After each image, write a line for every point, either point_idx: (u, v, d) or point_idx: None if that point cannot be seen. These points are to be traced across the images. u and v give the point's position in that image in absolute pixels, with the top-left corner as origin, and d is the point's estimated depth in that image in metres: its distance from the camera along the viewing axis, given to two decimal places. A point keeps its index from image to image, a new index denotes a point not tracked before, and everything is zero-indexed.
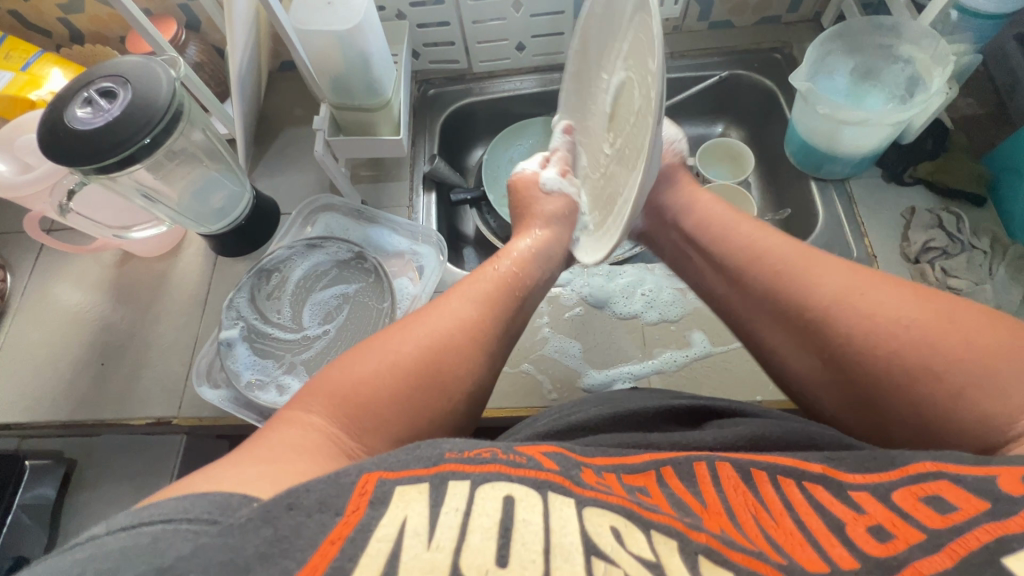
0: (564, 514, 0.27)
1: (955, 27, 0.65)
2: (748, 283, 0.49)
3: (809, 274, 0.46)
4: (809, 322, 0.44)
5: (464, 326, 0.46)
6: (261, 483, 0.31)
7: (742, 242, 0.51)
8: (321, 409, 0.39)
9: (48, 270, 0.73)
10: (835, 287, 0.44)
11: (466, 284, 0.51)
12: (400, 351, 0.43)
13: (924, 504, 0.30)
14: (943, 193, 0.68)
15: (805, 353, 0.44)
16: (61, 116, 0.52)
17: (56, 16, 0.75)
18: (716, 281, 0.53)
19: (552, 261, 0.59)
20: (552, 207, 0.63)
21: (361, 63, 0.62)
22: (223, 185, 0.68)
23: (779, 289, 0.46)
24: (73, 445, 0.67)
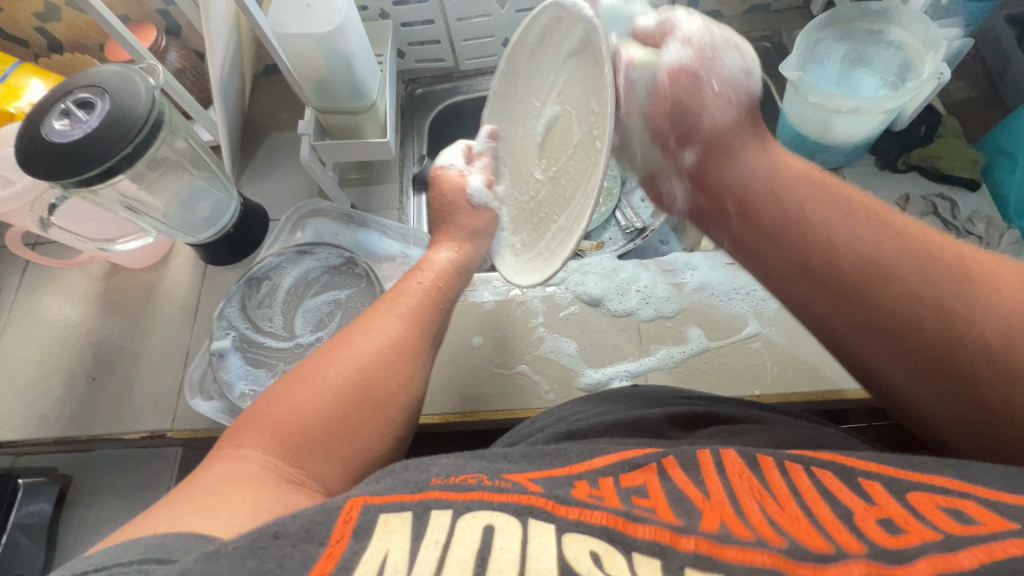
0: (542, 541, 0.26)
1: (946, 12, 0.65)
2: (871, 313, 0.37)
3: (959, 300, 0.35)
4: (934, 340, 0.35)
5: (390, 343, 0.45)
6: (202, 519, 0.30)
7: (853, 253, 0.38)
8: (257, 441, 0.37)
9: (36, 284, 0.72)
10: (990, 319, 0.34)
11: (388, 301, 0.50)
12: (326, 376, 0.41)
13: (945, 512, 0.28)
14: (936, 178, 0.67)
15: (943, 393, 0.36)
16: (38, 130, 0.51)
17: (33, 25, 0.74)
18: (808, 295, 0.41)
19: (470, 274, 0.58)
20: (472, 219, 0.60)
21: (345, 66, 0.61)
22: (209, 193, 0.67)
23: (883, 296, 0.37)
24: (67, 461, 0.66)
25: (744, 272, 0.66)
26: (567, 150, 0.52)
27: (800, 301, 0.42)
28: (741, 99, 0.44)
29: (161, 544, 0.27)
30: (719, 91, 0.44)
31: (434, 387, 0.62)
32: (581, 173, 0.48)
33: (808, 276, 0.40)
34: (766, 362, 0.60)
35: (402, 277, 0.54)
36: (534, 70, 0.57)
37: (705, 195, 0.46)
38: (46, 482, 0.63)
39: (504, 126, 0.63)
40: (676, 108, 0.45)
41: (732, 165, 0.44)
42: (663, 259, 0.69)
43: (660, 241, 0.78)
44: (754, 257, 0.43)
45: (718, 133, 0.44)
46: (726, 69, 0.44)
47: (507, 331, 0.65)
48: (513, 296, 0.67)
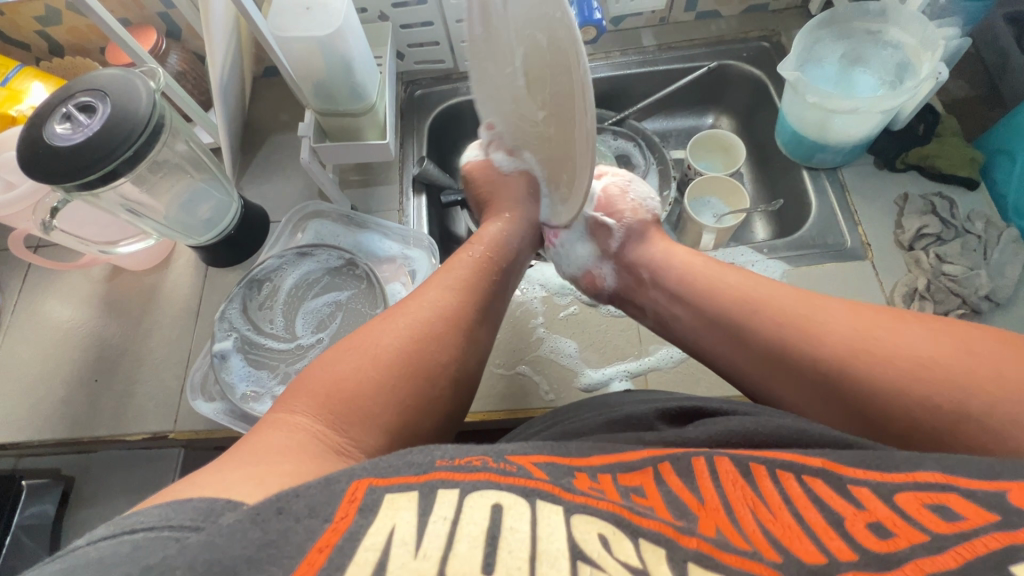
0: (551, 522, 0.26)
1: (944, 11, 0.66)
2: (754, 346, 0.47)
3: (809, 322, 0.45)
4: (821, 374, 0.43)
5: (442, 314, 0.48)
6: (250, 487, 0.30)
7: (730, 300, 0.50)
8: (306, 407, 0.38)
9: (39, 287, 0.72)
10: (836, 333, 0.44)
11: (442, 274, 0.53)
12: (382, 344, 0.43)
13: (929, 510, 0.30)
14: (934, 177, 0.68)
15: (832, 413, 0.43)
16: (40, 134, 0.51)
17: (34, 29, 0.74)
18: (712, 343, 0.51)
19: (520, 242, 0.61)
20: (513, 187, 0.63)
21: (344, 70, 0.61)
22: (209, 195, 0.67)
23: (765, 342, 0.47)
24: (71, 462, 0.66)
25: None
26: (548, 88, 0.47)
27: (709, 350, 0.52)
28: (649, 210, 0.65)
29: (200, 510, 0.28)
30: (633, 200, 0.65)
31: None
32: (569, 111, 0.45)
33: (707, 323, 0.52)
34: None
35: (456, 252, 0.57)
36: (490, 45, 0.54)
37: (629, 270, 0.61)
38: (48, 486, 0.63)
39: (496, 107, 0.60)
40: (608, 207, 0.64)
41: (642, 245, 0.61)
42: None
43: None
44: (682, 321, 0.54)
45: (638, 224, 0.63)
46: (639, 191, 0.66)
47: (508, 330, 0.65)
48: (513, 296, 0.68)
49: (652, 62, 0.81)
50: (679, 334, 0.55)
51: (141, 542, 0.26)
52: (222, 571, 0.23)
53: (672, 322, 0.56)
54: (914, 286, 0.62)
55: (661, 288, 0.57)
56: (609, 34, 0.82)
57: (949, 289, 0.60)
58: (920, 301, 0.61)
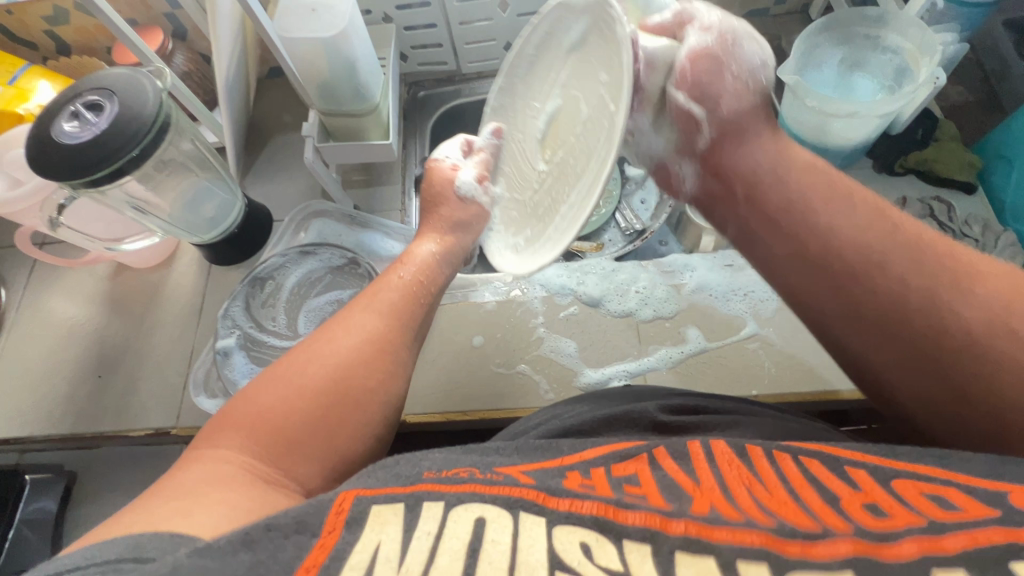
0: (533, 534, 0.27)
1: (943, 17, 0.66)
2: (869, 296, 0.38)
3: (954, 289, 0.36)
4: (943, 350, 0.36)
5: (370, 339, 0.45)
6: (179, 519, 0.30)
7: (856, 241, 0.39)
8: (232, 440, 0.37)
9: (43, 283, 0.73)
10: (986, 312, 0.35)
11: (366, 296, 0.49)
12: (304, 375, 0.41)
13: (927, 498, 0.30)
14: (932, 182, 0.68)
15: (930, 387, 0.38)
16: (48, 131, 0.52)
17: (42, 28, 0.75)
18: (806, 280, 0.42)
19: (454, 268, 0.58)
20: (456, 212, 0.59)
21: (348, 70, 0.62)
22: (213, 194, 0.68)
23: (883, 297, 0.38)
24: (74, 458, 0.67)
25: (742, 274, 0.66)
26: (572, 138, 0.51)
27: (799, 281, 0.42)
28: (758, 87, 0.44)
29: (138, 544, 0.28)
30: (736, 76, 0.44)
31: (433, 386, 0.63)
32: (591, 148, 0.47)
33: (804, 259, 0.41)
34: (763, 363, 0.61)
35: (385, 270, 0.53)
36: (538, 76, 0.59)
37: (711, 176, 0.47)
38: (51, 480, 0.64)
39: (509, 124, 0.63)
40: (699, 91, 0.43)
41: (741, 150, 0.45)
42: (661, 260, 0.70)
43: (658, 242, 0.78)
44: (766, 252, 0.44)
45: (735, 116, 0.44)
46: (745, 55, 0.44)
47: (508, 330, 0.66)
48: (514, 296, 0.68)
49: None
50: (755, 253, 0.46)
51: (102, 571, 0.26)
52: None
53: (755, 245, 0.45)
54: None
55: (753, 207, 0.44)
56: None
57: None
58: None
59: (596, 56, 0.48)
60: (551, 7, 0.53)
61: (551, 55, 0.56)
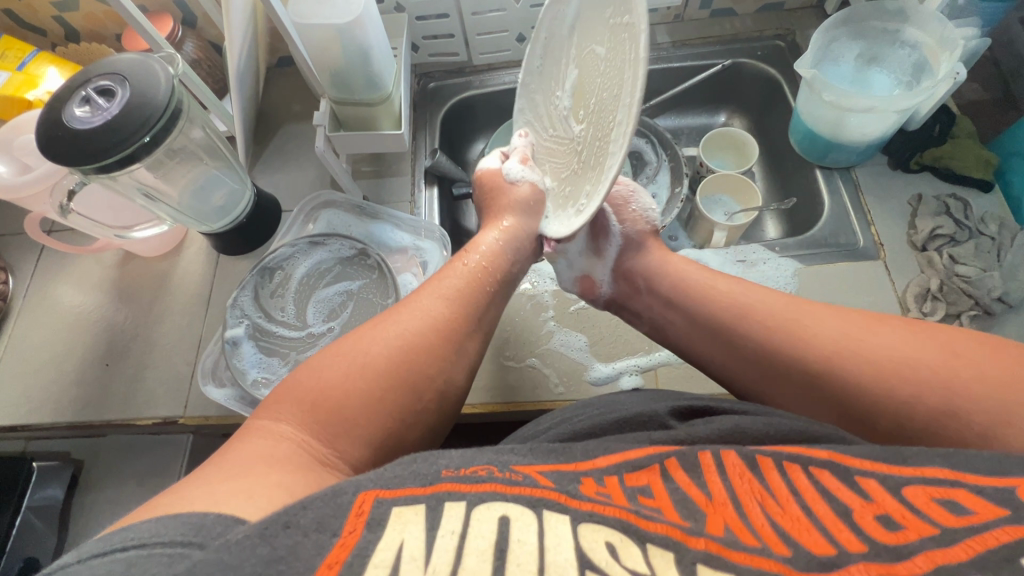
0: (558, 532, 0.27)
1: (963, 12, 0.65)
2: (753, 356, 0.47)
3: (796, 327, 0.46)
4: (814, 377, 0.44)
5: (435, 323, 0.46)
6: (240, 501, 0.30)
7: (718, 302, 0.51)
8: (292, 416, 0.38)
9: (51, 271, 0.72)
10: (825, 338, 0.44)
11: (434, 281, 0.51)
12: (369, 353, 0.42)
13: (938, 504, 0.30)
14: (949, 179, 0.67)
15: (821, 413, 0.44)
16: (58, 116, 0.52)
17: (51, 14, 0.74)
18: (714, 354, 0.51)
19: (520, 253, 0.58)
20: (522, 195, 0.60)
21: (362, 58, 0.61)
22: (223, 183, 0.67)
23: (751, 344, 0.47)
24: (80, 445, 0.66)
25: (754, 270, 0.66)
26: (598, 87, 0.48)
27: (704, 355, 0.52)
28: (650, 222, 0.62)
29: (160, 531, 0.27)
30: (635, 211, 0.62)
31: None
32: (618, 71, 0.44)
33: (704, 327, 0.51)
34: None
35: (452, 258, 0.55)
36: (548, 71, 0.59)
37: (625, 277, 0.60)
38: (57, 468, 0.63)
39: (536, 124, 0.62)
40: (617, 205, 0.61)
41: (639, 255, 0.59)
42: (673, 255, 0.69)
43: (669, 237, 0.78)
44: (672, 322, 0.55)
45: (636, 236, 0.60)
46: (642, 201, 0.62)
47: (519, 323, 0.65)
48: (524, 289, 0.68)
49: (666, 60, 0.81)
50: (671, 340, 0.56)
51: (134, 560, 0.26)
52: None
53: (668, 331, 0.55)
54: (926, 286, 0.62)
55: (655, 296, 0.56)
56: None
57: (961, 290, 0.60)
58: (933, 302, 0.61)
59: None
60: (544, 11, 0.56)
61: (556, 45, 0.57)
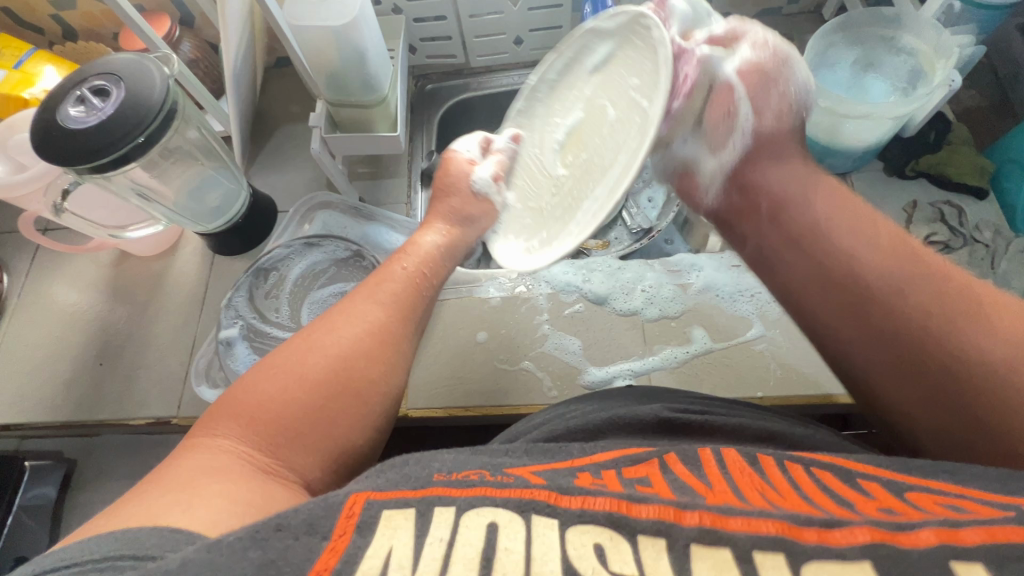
0: (546, 539, 0.26)
1: (959, 19, 0.65)
2: (900, 336, 0.38)
3: (908, 264, 0.40)
4: (892, 313, 0.39)
5: (370, 330, 0.45)
6: (180, 513, 0.30)
7: (813, 217, 0.45)
8: (231, 430, 0.37)
9: (46, 269, 0.72)
10: (936, 291, 0.38)
11: (370, 286, 0.49)
12: (307, 365, 0.41)
13: (943, 505, 0.28)
14: (945, 186, 0.68)
15: (885, 354, 0.39)
16: (54, 115, 0.52)
17: (49, 12, 0.74)
18: (793, 264, 0.46)
19: (456, 260, 0.58)
20: (466, 204, 0.59)
21: (357, 60, 0.61)
22: (219, 183, 0.67)
23: (843, 260, 0.42)
24: (73, 444, 0.66)
25: (749, 275, 0.66)
26: (597, 138, 0.54)
27: (780, 263, 0.47)
28: (798, 110, 0.49)
29: (136, 540, 0.27)
30: (780, 94, 0.48)
31: (436, 381, 0.63)
32: (617, 146, 0.50)
33: (790, 236, 0.46)
34: (769, 364, 0.61)
35: (388, 260, 0.53)
36: (563, 93, 0.61)
37: (743, 193, 0.50)
38: (50, 467, 0.63)
39: (529, 133, 0.63)
40: (754, 102, 0.48)
41: (774, 167, 0.48)
42: (669, 259, 0.69)
43: (664, 241, 0.78)
44: (754, 236, 0.49)
45: (773, 134, 0.49)
46: (794, 75, 0.48)
47: (513, 326, 0.65)
48: (519, 292, 0.67)
49: None
50: (776, 281, 0.48)
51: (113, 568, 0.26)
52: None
53: (776, 269, 0.47)
54: None
55: (776, 229, 0.47)
56: None
57: None
58: None
59: (628, 66, 0.52)
60: (575, 35, 0.57)
61: (575, 75, 0.59)
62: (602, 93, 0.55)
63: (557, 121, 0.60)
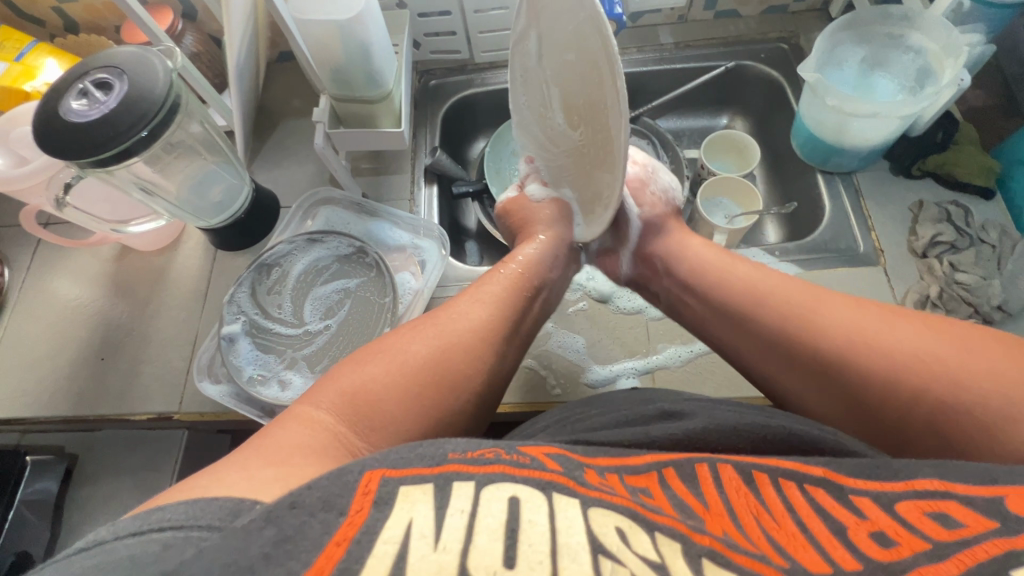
0: (570, 515, 0.26)
1: (968, 18, 0.64)
2: (835, 381, 0.43)
3: (808, 318, 0.46)
4: (824, 362, 0.44)
5: (473, 327, 0.47)
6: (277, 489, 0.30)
7: (728, 291, 0.52)
8: (330, 405, 0.38)
9: (47, 263, 0.72)
10: (842, 327, 0.44)
11: (474, 288, 0.52)
12: (409, 352, 0.43)
13: (930, 518, 0.30)
14: (951, 186, 0.67)
15: (829, 397, 0.44)
16: (57, 108, 0.51)
17: (50, 5, 0.74)
18: (723, 335, 0.52)
19: (558, 260, 0.59)
20: (546, 211, 0.62)
21: (362, 55, 0.61)
22: (221, 177, 0.67)
23: (764, 327, 0.48)
24: (75, 439, 0.66)
25: None
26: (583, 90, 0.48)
27: (717, 337, 0.53)
28: (670, 202, 0.64)
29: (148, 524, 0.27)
30: (654, 192, 0.63)
31: None
32: (601, 78, 0.45)
33: (717, 313, 0.52)
34: None
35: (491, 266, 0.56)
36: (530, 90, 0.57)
37: (646, 261, 0.61)
38: (51, 462, 0.63)
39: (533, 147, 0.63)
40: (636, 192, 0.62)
41: (661, 241, 0.60)
42: None
43: None
44: (683, 302, 0.56)
45: (653, 218, 0.61)
46: (663, 180, 0.65)
47: None
48: None
49: (669, 60, 0.81)
50: (688, 323, 0.56)
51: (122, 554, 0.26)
52: (239, 570, 0.23)
53: (686, 311, 0.56)
54: (926, 294, 0.62)
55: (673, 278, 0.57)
56: (626, 30, 0.82)
57: (961, 297, 0.60)
58: (933, 309, 0.61)
59: (554, 15, 0.47)
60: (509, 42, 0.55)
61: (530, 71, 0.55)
62: (563, 62, 0.50)
63: (552, 111, 0.55)
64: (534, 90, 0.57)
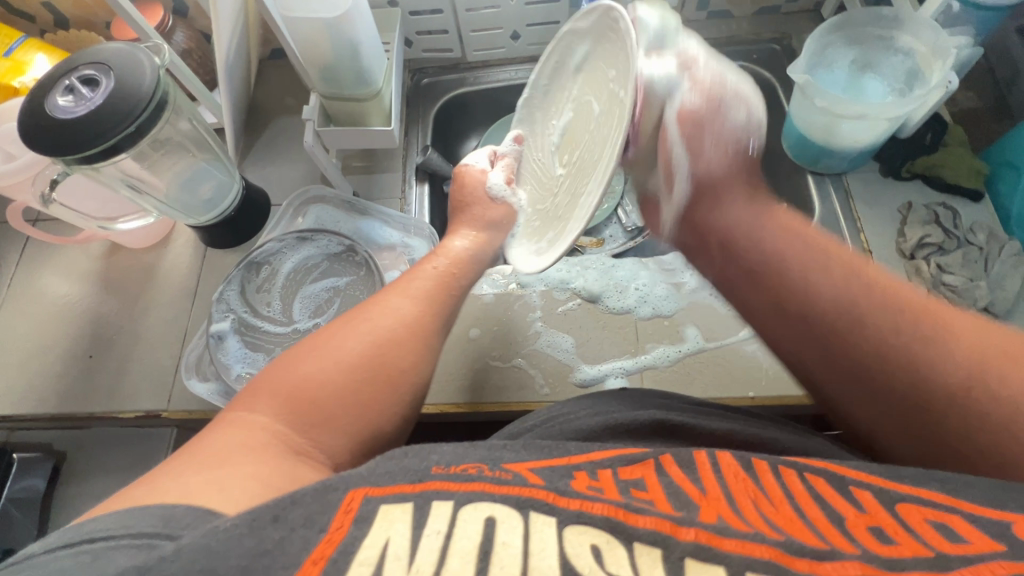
0: (544, 536, 0.26)
1: (957, 20, 0.64)
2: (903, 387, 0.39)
3: (899, 311, 0.40)
4: (899, 362, 0.39)
5: (404, 321, 0.45)
6: (214, 493, 0.30)
7: (801, 266, 0.45)
8: (269, 407, 0.37)
9: (36, 260, 0.72)
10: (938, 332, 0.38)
11: (401, 282, 0.50)
12: (343, 348, 0.42)
13: (932, 526, 0.29)
14: (939, 189, 0.68)
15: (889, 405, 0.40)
16: (42, 105, 0.51)
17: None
18: (778, 317, 0.46)
19: (484, 263, 0.58)
20: (491, 212, 0.61)
21: (351, 53, 0.60)
22: (211, 175, 0.67)
23: (836, 307, 0.42)
24: (62, 436, 0.66)
25: None
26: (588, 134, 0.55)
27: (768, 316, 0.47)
28: (741, 147, 0.51)
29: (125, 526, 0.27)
30: (717, 141, 0.50)
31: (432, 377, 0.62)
32: (603, 140, 0.51)
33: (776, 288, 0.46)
34: (761, 364, 0.61)
35: (418, 261, 0.54)
36: (550, 98, 0.63)
37: (695, 232, 0.53)
38: (39, 459, 0.64)
39: (528, 133, 0.65)
40: (691, 141, 0.49)
41: (721, 212, 0.51)
42: (662, 258, 0.69)
43: None
44: (730, 278, 0.51)
45: (713, 180, 0.51)
46: (737, 96, 0.49)
47: (504, 322, 0.65)
48: (512, 290, 0.67)
49: None
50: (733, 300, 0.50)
51: (91, 557, 0.26)
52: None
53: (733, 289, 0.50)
54: None
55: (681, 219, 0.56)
56: None
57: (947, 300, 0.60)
58: None
59: (603, 63, 0.54)
60: (558, 37, 0.59)
61: (564, 76, 0.61)
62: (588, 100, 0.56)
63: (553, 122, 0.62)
64: (553, 104, 0.62)
